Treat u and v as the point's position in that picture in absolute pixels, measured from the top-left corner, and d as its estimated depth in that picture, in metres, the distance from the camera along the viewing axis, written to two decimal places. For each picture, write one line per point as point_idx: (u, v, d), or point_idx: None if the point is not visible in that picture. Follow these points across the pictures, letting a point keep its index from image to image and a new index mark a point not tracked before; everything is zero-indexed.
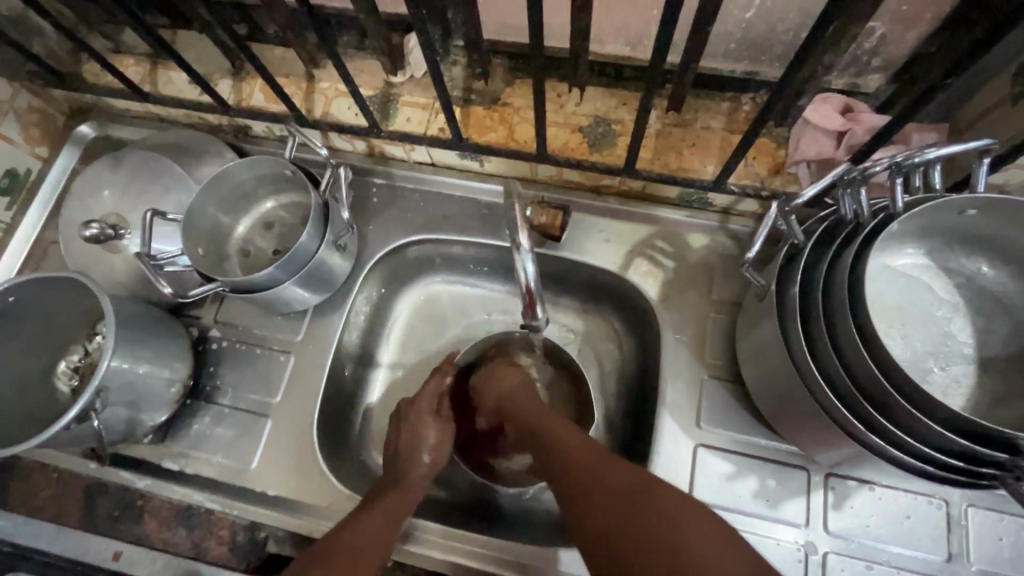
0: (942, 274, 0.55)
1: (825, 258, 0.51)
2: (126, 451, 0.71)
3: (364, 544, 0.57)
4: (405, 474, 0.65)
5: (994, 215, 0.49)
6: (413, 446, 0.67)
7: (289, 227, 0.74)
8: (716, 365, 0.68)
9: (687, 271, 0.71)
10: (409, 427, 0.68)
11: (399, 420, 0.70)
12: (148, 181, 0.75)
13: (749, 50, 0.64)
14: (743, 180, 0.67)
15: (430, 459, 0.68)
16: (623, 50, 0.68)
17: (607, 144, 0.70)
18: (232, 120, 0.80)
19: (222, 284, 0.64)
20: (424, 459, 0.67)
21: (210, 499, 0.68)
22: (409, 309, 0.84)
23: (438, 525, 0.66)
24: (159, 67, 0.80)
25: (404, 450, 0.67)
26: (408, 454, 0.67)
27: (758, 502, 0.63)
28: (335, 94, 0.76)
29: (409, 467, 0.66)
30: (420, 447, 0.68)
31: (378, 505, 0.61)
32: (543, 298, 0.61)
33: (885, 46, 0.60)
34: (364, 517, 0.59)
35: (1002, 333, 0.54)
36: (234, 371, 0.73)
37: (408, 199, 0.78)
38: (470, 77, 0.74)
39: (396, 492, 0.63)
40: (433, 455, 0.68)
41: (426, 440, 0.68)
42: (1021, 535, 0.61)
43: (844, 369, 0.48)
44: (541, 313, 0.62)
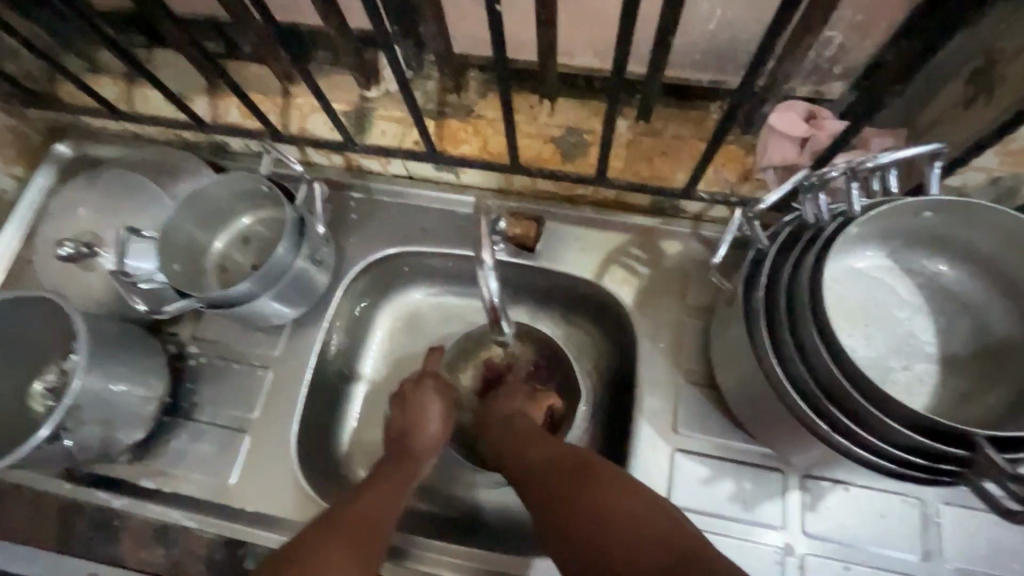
0: (904, 274, 0.56)
1: (788, 263, 0.52)
2: (100, 470, 0.70)
3: (373, 514, 0.58)
4: (413, 449, 0.67)
5: (949, 216, 0.50)
6: (417, 422, 0.68)
7: (266, 242, 0.75)
8: (692, 370, 0.69)
9: (662, 277, 0.72)
10: (413, 405, 0.69)
11: (403, 399, 0.70)
12: (124, 199, 0.75)
13: (714, 60, 0.66)
14: (712, 187, 0.68)
15: (437, 430, 0.68)
16: (593, 62, 0.70)
17: (579, 154, 0.71)
18: (208, 136, 0.81)
19: (198, 300, 0.64)
20: (431, 430, 0.68)
21: (187, 516, 0.68)
22: (389, 319, 0.84)
23: (443, 542, 0.66)
24: (135, 86, 0.80)
25: (411, 423, 0.68)
26: (409, 433, 0.67)
27: (735, 505, 0.64)
28: (311, 109, 0.77)
29: (419, 438, 0.67)
30: (425, 420, 0.68)
31: (380, 481, 0.62)
32: (507, 311, 0.62)
33: (844, 54, 0.61)
34: (373, 491, 0.60)
35: (963, 331, 0.55)
36: (212, 387, 0.73)
37: (386, 212, 0.79)
38: (443, 90, 0.75)
39: (402, 469, 0.64)
40: (438, 427, 0.69)
41: (433, 411, 0.69)
42: (994, 531, 0.61)
43: (808, 372, 0.49)
44: (507, 322, 0.64)
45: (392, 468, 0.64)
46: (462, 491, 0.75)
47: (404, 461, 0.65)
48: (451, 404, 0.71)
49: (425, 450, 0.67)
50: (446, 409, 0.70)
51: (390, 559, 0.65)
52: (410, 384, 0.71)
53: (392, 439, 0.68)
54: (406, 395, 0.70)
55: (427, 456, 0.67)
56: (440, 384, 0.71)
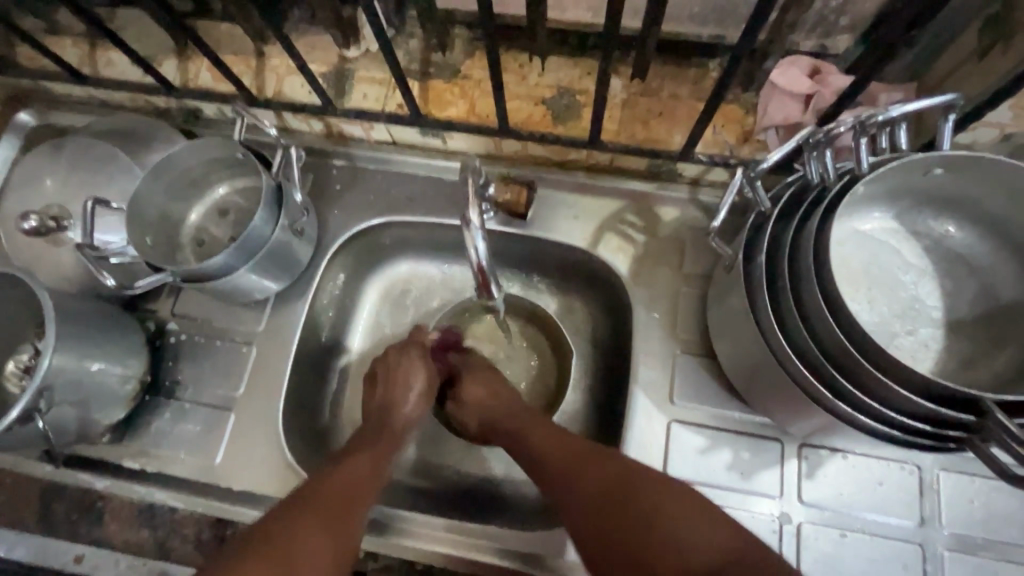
0: (910, 237, 0.54)
1: (791, 224, 0.50)
2: (82, 452, 0.68)
3: (352, 488, 0.56)
4: (393, 425, 0.65)
5: (960, 174, 0.48)
6: (399, 393, 0.66)
7: (244, 213, 0.71)
8: (689, 340, 0.67)
9: (658, 244, 0.70)
10: (393, 376, 0.67)
11: (384, 369, 0.68)
12: (90, 170, 0.71)
13: (714, 13, 0.62)
14: (711, 149, 0.65)
15: (418, 401, 0.67)
16: (586, 16, 0.66)
17: (571, 116, 0.68)
18: (179, 102, 0.76)
19: (172, 275, 0.61)
20: (411, 399, 0.66)
21: (172, 497, 0.66)
22: (376, 293, 0.81)
23: (440, 516, 0.65)
24: (98, 48, 0.75)
25: (392, 395, 0.66)
26: (392, 403, 0.65)
27: (732, 475, 0.63)
28: (287, 71, 0.73)
29: (400, 414, 0.65)
30: (407, 390, 0.67)
31: (358, 455, 0.60)
32: (497, 276, 0.60)
33: (852, 3, 0.58)
34: (352, 462, 0.58)
35: (969, 294, 0.53)
36: (194, 365, 0.71)
37: (370, 180, 0.75)
38: (427, 49, 0.70)
39: (381, 443, 0.62)
40: (419, 402, 0.67)
41: (414, 383, 0.67)
42: (992, 496, 0.61)
43: (810, 337, 0.47)
44: (496, 288, 0.62)
45: (370, 442, 0.62)
46: (455, 467, 0.74)
47: (383, 435, 0.63)
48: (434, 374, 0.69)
49: (405, 426, 0.66)
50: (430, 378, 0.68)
51: (382, 535, 0.64)
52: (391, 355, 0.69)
53: (369, 414, 0.66)
54: (390, 368, 0.68)
55: (405, 431, 0.66)
56: (422, 354, 0.69)
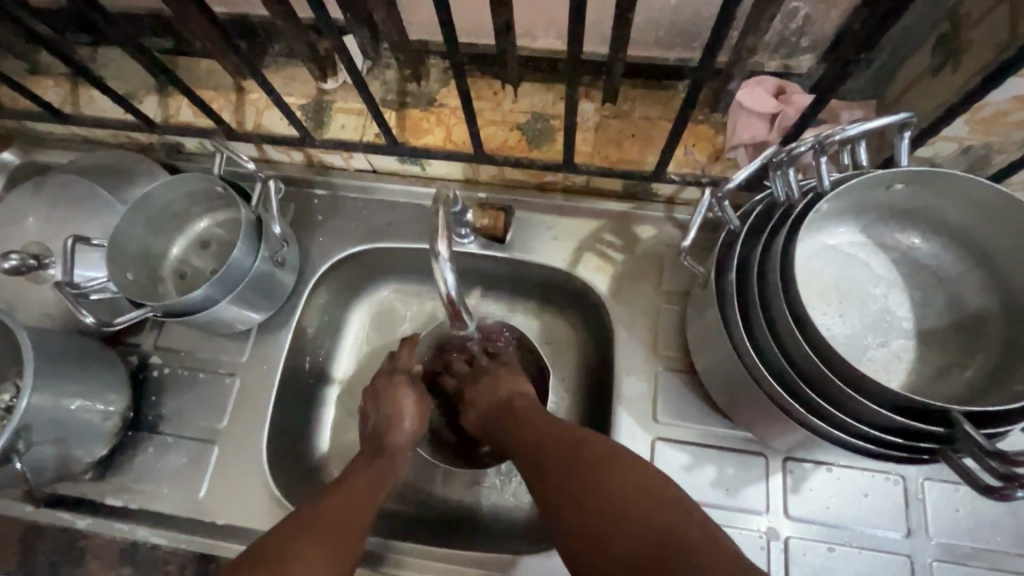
0: (877, 250, 0.55)
1: (760, 242, 0.51)
2: (64, 490, 0.67)
3: (352, 513, 0.56)
4: (392, 444, 0.64)
5: (919, 188, 0.49)
6: (392, 417, 0.66)
7: (226, 245, 0.72)
8: (670, 356, 0.68)
9: (636, 263, 0.71)
10: (384, 400, 0.67)
11: (374, 396, 0.68)
12: (72, 208, 0.72)
13: (680, 37, 0.64)
14: (683, 168, 0.66)
15: (413, 426, 0.66)
16: (556, 44, 0.67)
17: (546, 140, 0.69)
18: (161, 137, 0.77)
19: (151, 310, 0.62)
20: (407, 424, 0.66)
21: (156, 533, 0.65)
22: (361, 319, 0.81)
23: (426, 547, 0.64)
24: (81, 87, 0.77)
25: (385, 420, 0.66)
26: (387, 426, 0.65)
27: (717, 492, 0.63)
28: (266, 105, 0.74)
29: (400, 440, 0.65)
30: (400, 415, 0.66)
31: (358, 479, 0.60)
32: (468, 307, 0.60)
33: (810, 25, 0.59)
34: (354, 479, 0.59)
35: (939, 305, 0.54)
36: (177, 398, 0.70)
37: (351, 208, 0.76)
38: (403, 80, 0.72)
39: (377, 466, 0.62)
40: (415, 421, 0.67)
41: (405, 405, 0.67)
42: (977, 504, 0.61)
43: (782, 353, 0.48)
44: (468, 318, 0.61)
45: (369, 462, 0.63)
46: (445, 493, 0.73)
47: (380, 457, 0.63)
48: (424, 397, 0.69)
49: (410, 439, 0.66)
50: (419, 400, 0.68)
51: (369, 567, 0.63)
52: (379, 380, 0.69)
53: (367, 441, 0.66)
54: (375, 396, 0.68)
55: (410, 450, 0.66)
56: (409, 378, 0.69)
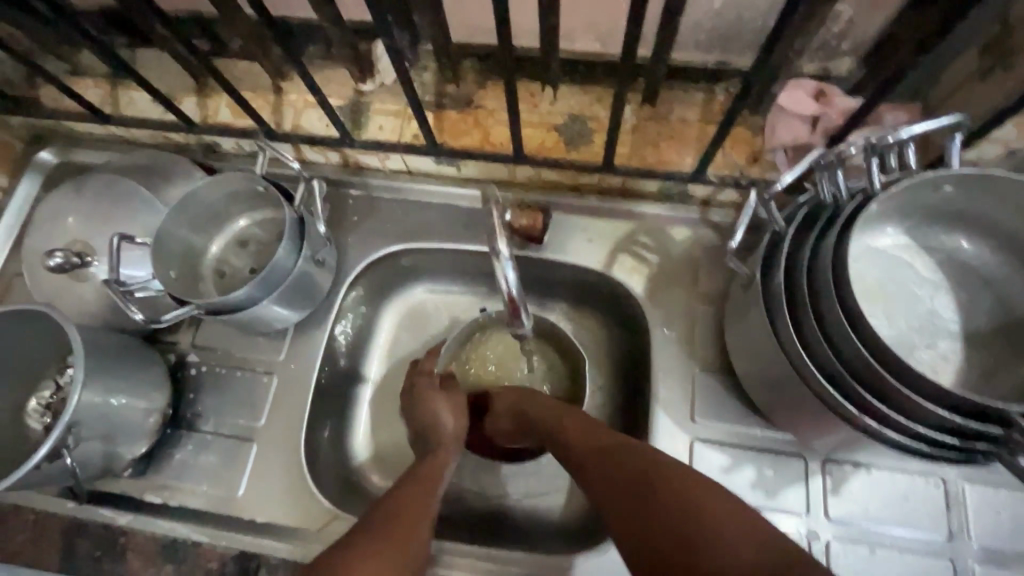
0: (922, 252, 0.55)
1: (808, 243, 0.51)
2: (104, 487, 0.68)
3: (419, 507, 0.55)
4: (440, 441, 0.64)
5: (969, 190, 0.49)
6: (431, 415, 0.67)
7: (264, 244, 0.72)
8: (707, 358, 0.68)
9: (672, 264, 0.71)
10: (421, 399, 0.68)
11: (411, 394, 0.69)
12: (113, 207, 0.73)
13: (720, 40, 0.64)
14: (722, 170, 0.66)
15: (452, 423, 0.67)
16: (595, 46, 0.68)
17: (584, 141, 0.70)
18: (198, 138, 0.78)
19: (197, 308, 0.62)
20: (446, 422, 0.66)
21: (196, 530, 0.65)
22: (394, 320, 0.82)
23: (469, 547, 0.64)
24: (120, 87, 0.78)
25: (425, 417, 0.67)
26: (429, 423, 0.66)
27: (757, 493, 0.63)
28: (305, 105, 0.75)
29: (444, 438, 0.65)
30: (438, 414, 0.67)
31: (414, 478, 0.59)
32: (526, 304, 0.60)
33: (853, 28, 0.60)
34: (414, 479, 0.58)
35: (985, 307, 0.54)
36: (215, 396, 0.71)
37: (386, 209, 0.77)
38: (441, 81, 0.73)
39: (429, 461, 0.62)
40: (453, 419, 0.67)
41: (440, 404, 0.67)
42: (1018, 507, 0.61)
43: (833, 354, 0.48)
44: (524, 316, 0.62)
45: (424, 461, 0.62)
46: (479, 492, 0.74)
47: (432, 454, 0.63)
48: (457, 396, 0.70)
49: (454, 437, 0.66)
50: (453, 398, 0.69)
51: None
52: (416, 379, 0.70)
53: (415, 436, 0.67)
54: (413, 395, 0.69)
55: (455, 445, 0.65)
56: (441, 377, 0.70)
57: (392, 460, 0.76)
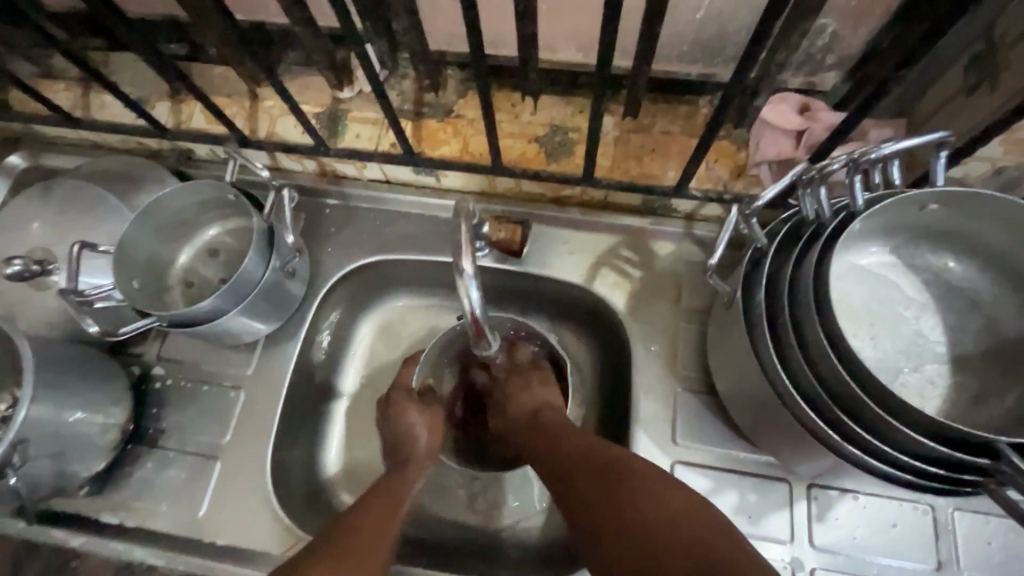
0: (908, 271, 0.53)
1: (789, 261, 0.50)
2: (57, 506, 0.64)
3: (374, 523, 0.54)
4: (409, 458, 0.63)
5: (956, 209, 0.48)
6: (405, 435, 0.64)
7: (235, 254, 0.70)
8: (690, 377, 0.66)
9: (654, 279, 0.69)
10: (395, 414, 0.65)
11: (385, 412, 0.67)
12: (80, 213, 0.71)
13: (703, 52, 0.63)
14: (705, 184, 0.65)
15: (428, 437, 0.65)
16: (577, 56, 0.67)
17: (564, 153, 0.68)
18: (172, 143, 0.76)
19: (158, 320, 0.60)
20: (421, 438, 0.64)
21: (152, 553, 0.62)
22: (370, 332, 0.80)
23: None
24: (92, 91, 0.76)
25: (401, 433, 0.64)
26: (403, 442, 0.64)
27: (740, 519, 0.60)
28: (281, 113, 0.73)
29: (415, 455, 0.63)
30: (413, 430, 0.64)
31: (378, 496, 0.57)
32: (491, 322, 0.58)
33: (837, 43, 0.59)
34: (374, 500, 0.57)
35: (973, 329, 0.52)
36: (179, 411, 0.68)
37: (363, 219, 0.75)
38: (420, 90, 0.71)
39: (396, 479, 0.60)
40: (429, 434, 0.65)
41: (416, 420, 0.65)
42: (1009, 537, 0.58)
43: (815, 377, 0.46)
44: (489, 334, 0.60)
45: (388, 478, 0.61)
46: (453, 511, 0.71)
47: (398, 472, 0.61)
48: (435, 410, 0.67)
49: (427, 453, 0.64)
50: (430, 413, 0.66)
51: None
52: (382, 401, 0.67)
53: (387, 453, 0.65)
54: (386, 412, 0.66)
55: (428, 462, 0.64)
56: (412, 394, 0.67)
57: (364, 478, 0.73)
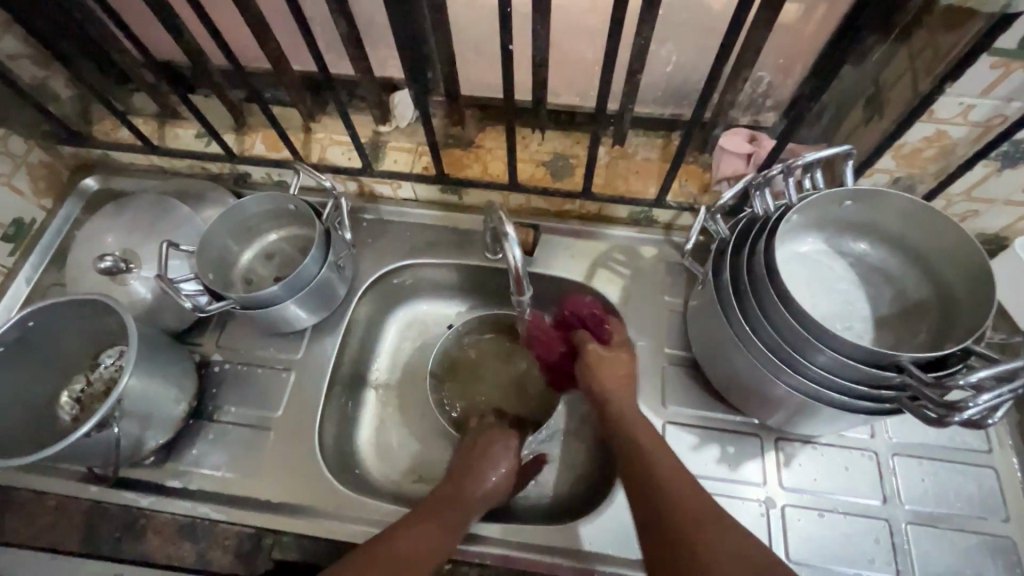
0: (837, 256, 0.69)
1: (746, 244, 0.65)
2: (127, 474, 0.72)
3: (417, 548, 0.59)
4: (469, 493, 0.68)
5: (864, 205, 0.64)
6: (477, 471, 0.70)
7: (288, 257, 0.82)
8: (675, 354, 0.79)
9: (642, 276, 0.84)
10: (478, 452, 0.72)
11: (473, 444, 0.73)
12: (154, 221, 0.82)
13: (673, 97, 0.81)
14: (679, 198, 0.82)
15: (498, 477, 0.70)
16: (575, 100, 0.84)
17: (566, 174, 0.84)
18: (233, 168, 0.90)
19: (232, 302, 0.71)
20: (490, 477, 0.70)
21: (215, 509, 0.70)
22: (398, 329, 0.91)
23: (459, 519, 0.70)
24: (168, 124, 0.89)
25: (471, 466, 0.70)
26: (468, 476, 0.69)
27: (722, 467, 0.72)
28: (330, 142, 0.88)
29: (470, 488, 0.68)
30: (489, 467, 0.70)
31: (427, 519, 0.62)
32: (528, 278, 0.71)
33: (773, 89, 0.77)
34: (424, 524, 0.62)
35: (887, 298, 0.67)
36: (236, 391, 0.78)
37: (396, 230, 0.89)
38: (447, 125, 0.87)
39: (452, 512, 0.65)
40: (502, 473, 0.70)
41: (499, 465, 0.71)
42: (937, 474, 0.71)
43: (770, 326, 0.60)
44: (526, 289, 0.72)
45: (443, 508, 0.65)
46: None
47: (453, 502, 0.66)
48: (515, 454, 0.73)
49: (487, 493, 0.69)
50: (508, 454, 0.72)
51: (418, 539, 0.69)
52: (469, 444, 0.73)
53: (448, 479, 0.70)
54: (477, 445, 0.73)
55: (483, 499, 0.69)
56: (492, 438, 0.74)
57: (394, 454, 0.83)
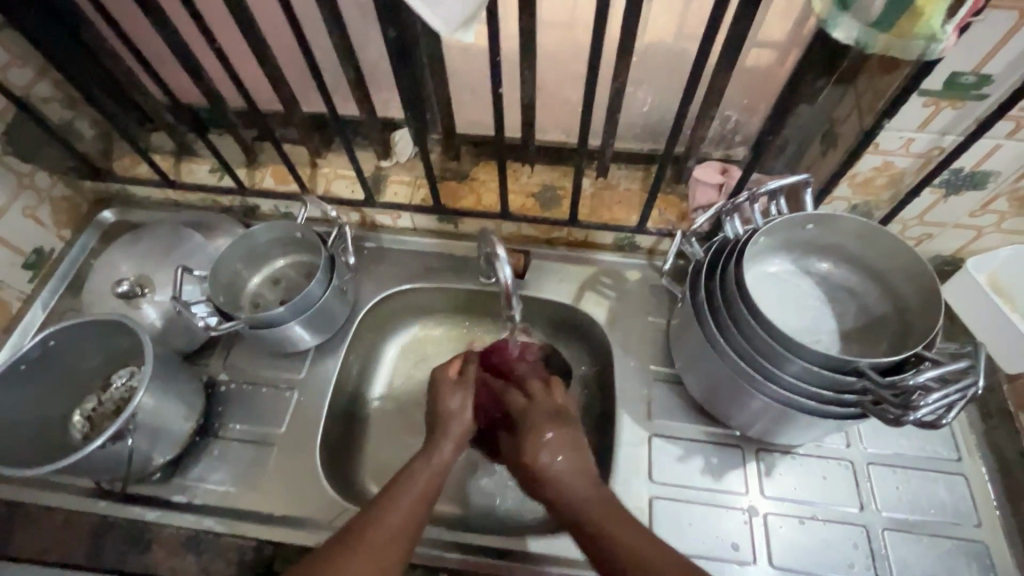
0: (803, 276, 0.75)
1: (719, 265, 0.71)
2: (135, 490, 0.75)
3: (397, 522, 0.59)
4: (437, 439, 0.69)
5: (825, 229, 0.70)
6: (441, 411, 0.71)
7: (294, 282, 0.87)
8: (659, 371, 0.83)
9: (626, 298, 0.89)
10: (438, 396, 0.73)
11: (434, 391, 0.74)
12: (169, 250, 0.87)
13: (650, 134, 0.89)
14: (659, 225, 0.88)
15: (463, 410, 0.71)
16: (561, 136, 0.91)
17: (554, 204, 0.91)
18: (243, 200, 0.96)
19: (241, 322, 0.76)
20: (454, 403, 0.71)
21: (220, 521, 0.73)
22: (396, 351, 0.96)
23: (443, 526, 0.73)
24: (183, 161, 0.96)
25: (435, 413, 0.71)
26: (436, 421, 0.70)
27: (706, 477, 0.75)
28: (335, 176, 0.94)
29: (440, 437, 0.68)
30: (452, 409, 0.71)
31: (402, 483, 0.63)
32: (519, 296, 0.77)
33: (740, 127, 0.85)
34: (399, 490, 0.62)
35: (852, 313, 0.73)
36: (241, 408, 0.81)
37: (396, 257, 0.95)
38: (444, 160, 0.94)
39: (425, 469, 0.65)
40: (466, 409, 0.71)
41: (460, 402, 0.72)
42: (911, 481, 0.75)
43: (744, 338, 0.65)
44: (517, 307, 0.77)
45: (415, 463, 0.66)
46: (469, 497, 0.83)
47: (423, 453, 0.67)
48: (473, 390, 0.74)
49: (459, 420, 0.70)
50: (467, 392, 0.73)
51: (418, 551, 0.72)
52: (437, 379, 0.75)
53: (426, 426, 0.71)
54: (435, 389, 0.74)
55: (457, 436, 0.69)
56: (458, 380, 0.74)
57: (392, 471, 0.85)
